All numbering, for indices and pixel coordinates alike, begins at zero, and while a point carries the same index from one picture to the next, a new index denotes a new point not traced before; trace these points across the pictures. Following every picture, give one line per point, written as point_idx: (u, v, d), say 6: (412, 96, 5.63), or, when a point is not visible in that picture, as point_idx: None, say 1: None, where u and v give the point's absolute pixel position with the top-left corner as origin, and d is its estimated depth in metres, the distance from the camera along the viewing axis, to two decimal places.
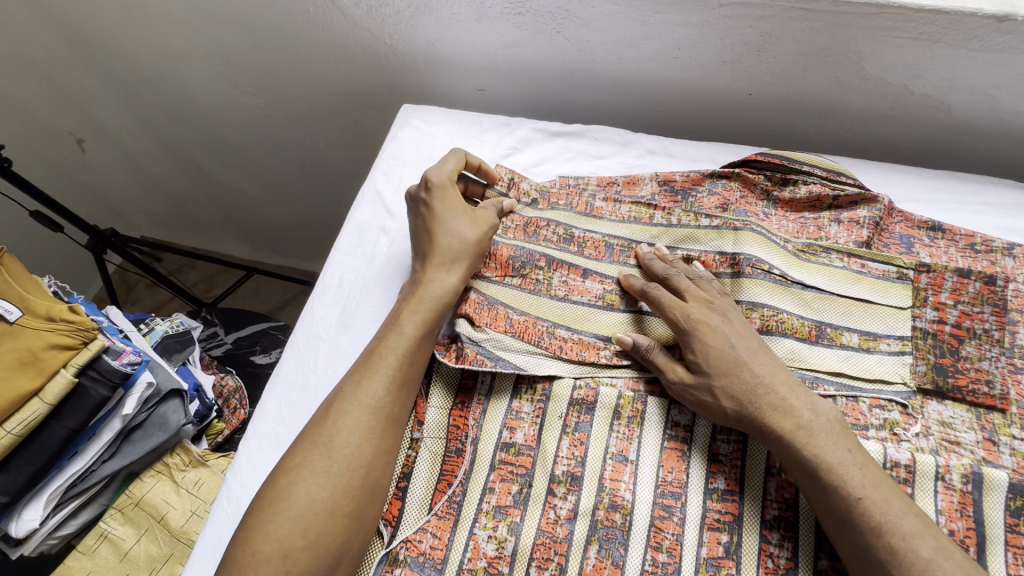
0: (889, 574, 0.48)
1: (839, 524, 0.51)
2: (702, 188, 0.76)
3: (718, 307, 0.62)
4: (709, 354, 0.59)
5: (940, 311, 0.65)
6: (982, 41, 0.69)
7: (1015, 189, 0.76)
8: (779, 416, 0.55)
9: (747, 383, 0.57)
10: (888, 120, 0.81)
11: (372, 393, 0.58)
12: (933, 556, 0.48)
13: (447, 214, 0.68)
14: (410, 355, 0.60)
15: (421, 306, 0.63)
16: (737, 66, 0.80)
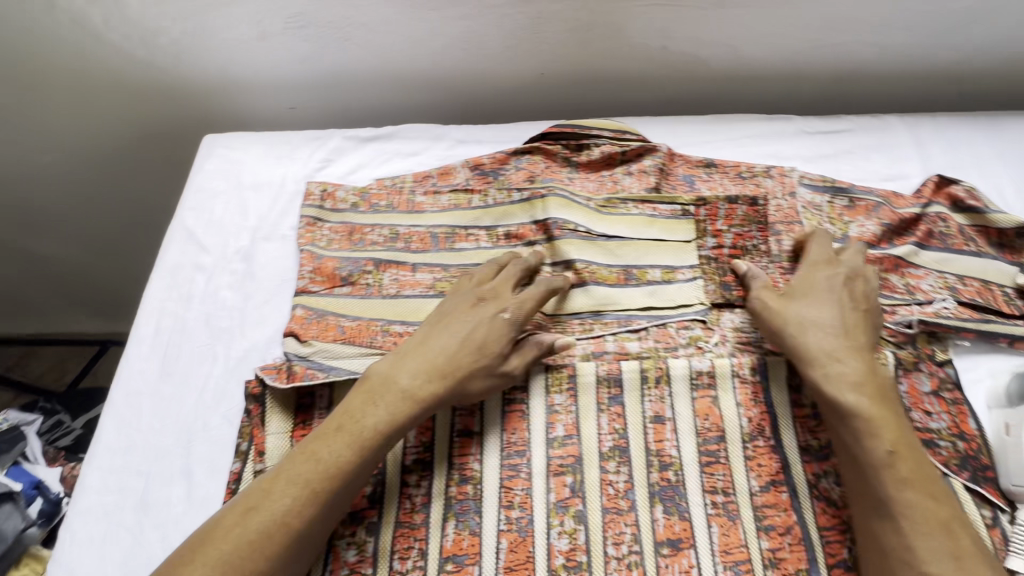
0: (904, 524, 0.51)
1: (865, 476, 0.54)
2: (509, 166, 0.81)
3: (849, 270, 0.66)
4: (812, 283, 0.65)
5: (719, 237, 0.75)
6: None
7: (768, 120, 0.87)
8: (820, 363, 0.59)
9: (818, 318, 0.61)
10: (659, 82, 0.91)
11: (292, 504, 0.52)
12: (951, 521, 0.51)
13: (478, 333, 0.62)
14: (349, 469, 0.54)
15: (381, 404, 0.57)
16: (520, 50, 0.86)
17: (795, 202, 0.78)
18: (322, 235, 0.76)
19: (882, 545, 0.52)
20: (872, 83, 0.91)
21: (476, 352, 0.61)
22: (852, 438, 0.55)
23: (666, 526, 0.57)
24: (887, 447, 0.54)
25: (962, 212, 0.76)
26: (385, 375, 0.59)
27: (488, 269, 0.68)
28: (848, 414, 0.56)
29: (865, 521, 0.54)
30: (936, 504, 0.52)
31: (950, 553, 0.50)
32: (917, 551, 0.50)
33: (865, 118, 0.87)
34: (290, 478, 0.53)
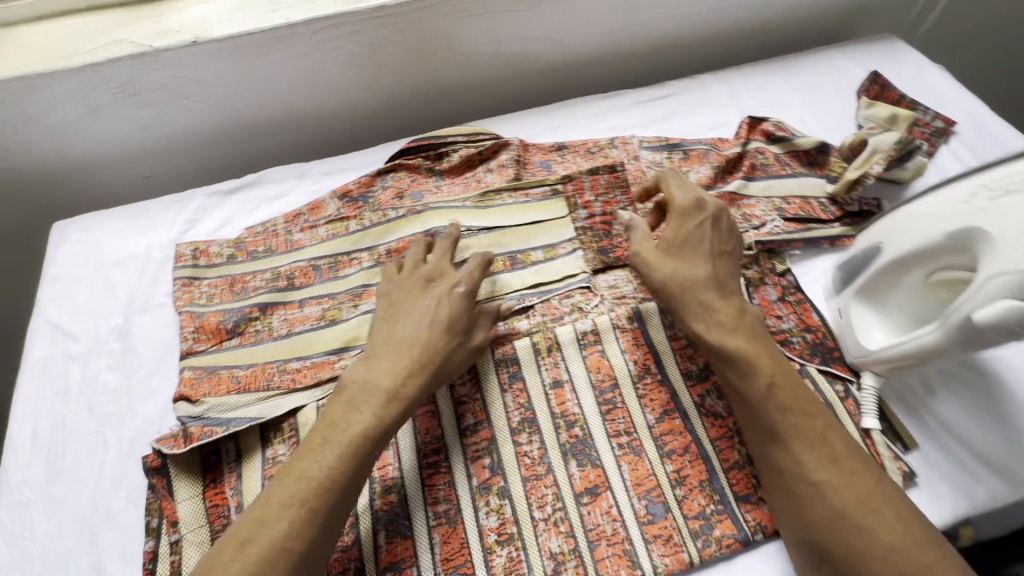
0: (789, 442, 0.55)
1: (750, 411, 0.58)
2: (376, 187, 0.84)
3: (714, 213, 0.69)
4: (683, 234, 0.68)
5: (590, 208, 0.81)
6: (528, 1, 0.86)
7: (603, 98, 0.97)
8: (702, 315, 0.63)
9: (691, 269, 0.65)
10: (502, 82, 0.98)
11: (290, 526, 0.51)
12: (828, 432, 0.56)
13: (439, 315, 0.63)
14: (344, 479, 0.54)
15: (364, 407, 0.57)
16: (363, 77, 0.89)
17: (640, 164, 0.86)
18: (201, 292, 0.75)
19: (776, 466, 0.56)
20: (685, 50, 1.02)
21: (447, 333, 0.63)
22: (736, 376, 0.59)
23: (582, 477, 0.62)
24: (765, 379, 0.58)
25: (776, 143, 0.88)
26: (361, 379, 0.59)
27: (419, 249, 0.71)
28: (727, 356, 0.60)
29: (760, 447, 0.57)
30: (811, 419, 0.56)
31: (827, 459, 0.54)
32: (806, 465, 0.54)
33: (684, 81, 0.99)
34: (283, 501, 0.52)
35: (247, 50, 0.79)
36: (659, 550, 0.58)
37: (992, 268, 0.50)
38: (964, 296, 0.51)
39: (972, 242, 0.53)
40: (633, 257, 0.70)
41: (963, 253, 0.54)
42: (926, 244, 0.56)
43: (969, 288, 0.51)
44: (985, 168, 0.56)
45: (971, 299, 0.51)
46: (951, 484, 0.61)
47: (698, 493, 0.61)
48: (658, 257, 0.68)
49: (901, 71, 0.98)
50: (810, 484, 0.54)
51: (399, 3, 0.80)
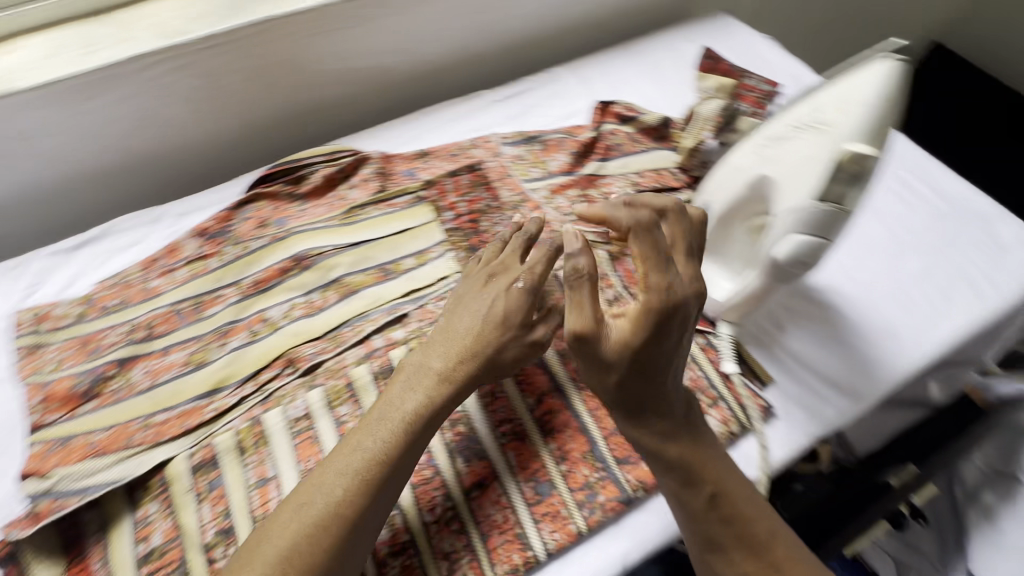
0: (730, 552, 0.52)
1: (691, 520, 0.53)
2: (235, 220, 0.81)
3: (687, 318, 0.52)
4: (645, 350, 0.51)
5: (455, 209, 0.82)
6: (368, 15, 0.86)
7: (462, 101, 0.99)
8: (650, 426, 0.54)
9: (652, 382, 0.53)
10: (361, 98, 0.98)
11: (344, 493, 0.52)
12: (771, 540, 0.52)
13: (497, 308, 0.61)
14: (398, 453, 0.55)
15: (418, 389, 0.58)
16: (208, 110, 0.86)
17: (502, 160, 0.88)
18: (49, 357, 0.70)
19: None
20: (538, 46, 1.06)
21: (499, 327, 0.61)
22: (676, 487, 0.54)
23: (470, 472, 0.62)
24: (707, 492, 0.53)
25: (626, 122, 0.93)
26: (418, 362, 0.60)
27: (493, 248, 0.68)
28: (666, 465, 0.54)
29: (700, 553, 0.54)
30: (749, 529, 0.52)
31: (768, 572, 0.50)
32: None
33: (539, 77, 1.03)
34: (339, 470, 0.53)
35: (67, 96, 0.75)
36: (548, 527, 0.59)
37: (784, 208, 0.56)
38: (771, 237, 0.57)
39: (768, 190, 0.59)
40: (583, 349, 0.52)
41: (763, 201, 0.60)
42: (735, 199, 0.62)
43: (773, 230, 0.57)
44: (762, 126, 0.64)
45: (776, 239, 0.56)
46: (796, 425, 0.66)
47: (582, 464, 0.63)
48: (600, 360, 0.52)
49: (732, 44, 1.07)
50: None
51: (227, 31, 0.79)
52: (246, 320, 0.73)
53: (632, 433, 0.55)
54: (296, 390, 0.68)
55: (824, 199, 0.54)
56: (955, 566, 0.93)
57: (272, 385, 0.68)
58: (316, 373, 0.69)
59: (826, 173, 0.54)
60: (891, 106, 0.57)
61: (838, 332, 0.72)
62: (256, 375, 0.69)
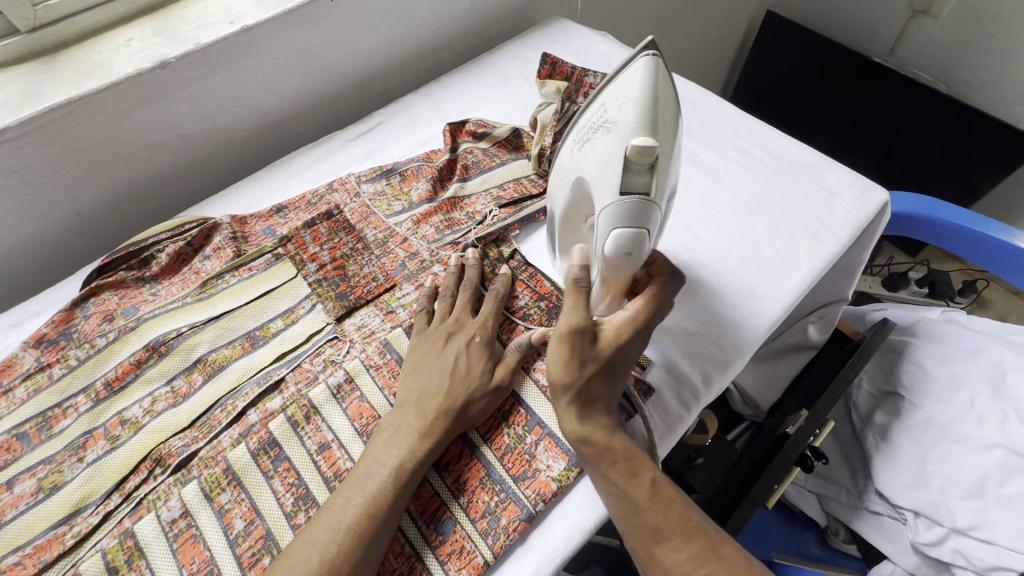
0: (672, 537, 0.53)
1: (634, 512, 0.54)
2: (77, 319, 0.75)
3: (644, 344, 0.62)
4: (618, 355, 0.59)
5: (318, 258, 0.80)
6: (187, 79, 0.82)
7: (315, 147, 0.96)
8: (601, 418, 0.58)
9: (610, 383, 0.60)
10: (206, 162, 0.93)
11: (338, 548, 0.54)
12: (703, 523, 0.54)
13: (460, 364, 0.66)
14: (386, 502, 0.57)
15: (401, 443, 0.61)
16: (26, 206, 0.79)
17: (362, 199, 0.87)
18: None
19: (663, 566, 0.53)
20: (385, 77, 1.06)
21: (464, 379, 0.65)
22: (621, 479, 0.55)
23: None
24: (647, 480, 0.55)
25: (480, 139, 0.94)
26: (395, 421, 0.63)
27: (442, 305, 0.73)
28: (609, 456, 0.56)
29: (645, 548, 0.54)
30: (685, 513, 0.54)
31: (705, 552, 0.52)
32: (695, 561, 0.51)
33: (390, 108, 1.02)
34: (330, 527, 0.55)
35: None
36: (455, 566, 0.58)
37: (598, 211, 0.58)
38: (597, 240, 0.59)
39: (588, 193, 0.61)
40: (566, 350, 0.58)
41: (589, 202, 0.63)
42: (571, 200, 0.65)
43: (597, 232, 0.59)
44: (574, 129, 0.65)
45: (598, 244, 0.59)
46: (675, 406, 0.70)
47: (480, 491, 0.62)
48: (579, 358, 0.58)
49: (572, 45, 1.11)
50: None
51: (25, 121, 0.72)
52: (103, 427, 0.67)
53: (579, 431, 0.57)
54: (169, 488, 0.63)
55: (625, 194, 0.55)
56: (867, 490, 0.98)
57: (141, 491, 0.63)
58: (190, 465, 0.64)
59: (618, 170, 0.55)
60: (665, 85, 0.57)
61: (696, 307, 0.76)
62: (121, 485, 0.63)
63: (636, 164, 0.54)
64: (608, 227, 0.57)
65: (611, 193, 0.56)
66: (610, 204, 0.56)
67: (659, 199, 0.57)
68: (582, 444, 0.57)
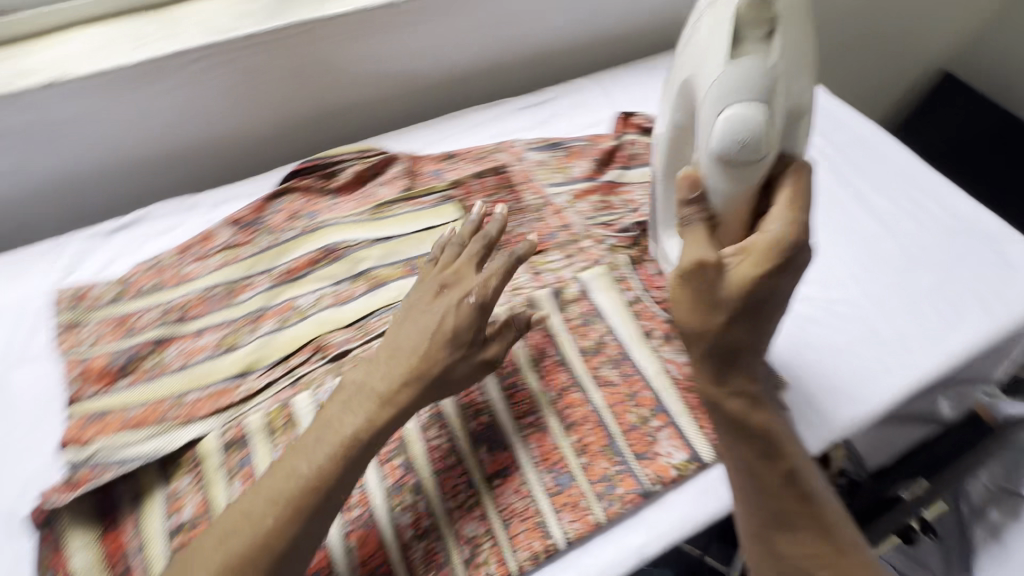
0: (797, 531, 0.52)
1: (763, 495, 0.53)
2: (267, 211, 0.84)
3: (787, 275, 0.53)
4: (755, 292, 0.52)
5: (480, 208, 0.85)
6: (400, 23, 0.90)
7: (488, 108, 1.02)
8: (739, 383, 0.54)
9: (747, 332, 0.53)
10: (392, 102, 1.01)
11: (274, 522, 0.52)
12: (837, 522, 0.53)
13: (445, 325, 0.60)
14: (334, 476, 0.54)
15: (359, 411, 0.57)
16: (246, 106, 0.89)
17: (526, 164, 0.91)
18: (88, 335, 0.72)
19: (776, 552, 0.53)
20: (562, 57, 1.10)
21: (445, 343, 0.60)
22: (755, 458, 0.53)
23: (493, 460, 0.64)
24: (786, 467, 0.53)
25: (646, 133, 0.96)
26: (361, 381, 0.59)
27: (449, 253, 0.67)
28: (739, 427, 0.54)
29: (761, 530, 0.54)
30: (820, 511, 0.52)
31: (830, 555, 0.51)
32: (818, 557, 0.51)
33: (563, 87, 1.06)
34: (270, 496, 0.53)
35: (116, 87, 0.78)
36: (568, 517, 0.61)
37: (702, 92, 0.58)
38: (705, 130, 0.59)
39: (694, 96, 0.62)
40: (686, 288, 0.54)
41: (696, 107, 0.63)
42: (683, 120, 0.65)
43: (704, 128, 0.59)
44: (671, 82, 0.66)
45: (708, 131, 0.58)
46: (834, 412, 0.70)
47: (601, 458, 0.64)
48: (704, 301, 0.53)
49: None
50: None
51: (270, 30, 0.82)
52: (276, 307, 0.75)
53: (713, 395, 0.55)
54: (323, 376, 0.69)
55: (737, 57, 0.56)
56: None
57: (301, 369, 0.70)
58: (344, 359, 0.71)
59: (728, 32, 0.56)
60: None
61: (851, 339, 0.75)
62: (285, 360, 0.71)
63: (749, 21, 0.55)
64: (716, 112, 0.57)
65: (719, 60, 0.56)
66: (717, 74, 0.56)
67: (777, 76, 0.56)
68: (714, 408, 0.55)
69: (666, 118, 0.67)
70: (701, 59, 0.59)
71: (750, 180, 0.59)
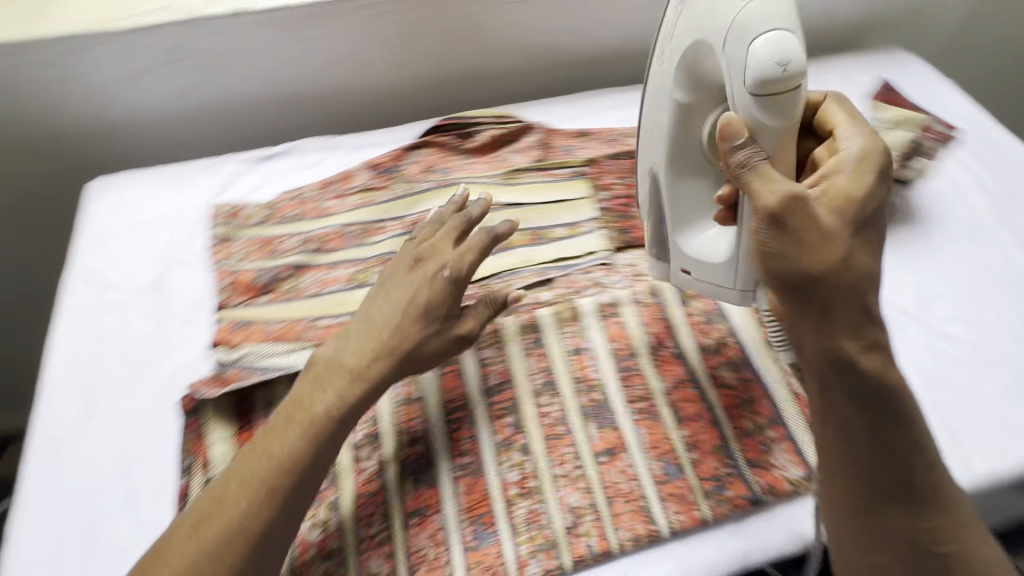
0: (921, 503, 0.51)
1: (887, 471, 0.51)
2: (405, 161, 0.87)
3: (878, 202, 0.53)
4: (862, 212, 0.51)
5: (612, 190, 0.85)
6: None
7: (624, 92, 1.01)
8: (863, 334, 0.49)
9: (868, 263, 0.49)
10: (533, 75, 1.00)
11: (246, 508, 0.52)
12: (952, 490, 0.52)
13: (421, 295, 0.61)
14: (305, 459, 0.54)
15: (328, 389, 0.58)
16: (396, 59, 0.91)
17: None
18: (237, 250, 0.78)
19: (891, 525, 0.51)
20: None
21: (420, 317, 0.61)
22: (877, 425, 0.50)
23: (602, 438, 0.64)
24: (910, 434, 0.50)
25: None
26: (330, 358, 0.60)
27: (428, 228, 0.68)
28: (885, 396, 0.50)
29: (878, 506, 0.51)
30: (941, 481, 0.52)
31: (949, 525, 0.51)
32: (939, 533, 0.51)
33: None
34: (243, 480, 0.54)
35: (290, 23, 0.84)
36: (673, 507, 0.60)
37: (720, 41, 0.55)
38: (734, 70, 0.54)
39: (709, 57, 0.57)
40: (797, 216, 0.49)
41: (705, 72, 0.59)
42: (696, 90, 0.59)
43: (732, 78, 0.55)
44: (654, 95, 0.64)
45: (738, 69, 0.54)
46: (968, 452, 0.65)
47: (711, 456, 0.63)
48: (821, 226, 0.49)
49: (909, 80, 1.02)
50: (935, 553, 0.51)
51: None
52: None
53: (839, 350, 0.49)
54: None
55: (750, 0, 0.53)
56: None
57: None
58: None
59: None
60: None
61: (1006, 381, 0.69)
62: None
63: None
64: (745, 57, 0.53)
65: (733, 3, 0.54)
66: (735, 19, 0.53)
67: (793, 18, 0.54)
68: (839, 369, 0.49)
69: (665, 105, 0.62)
70: (708, 11, 0.56)
71: (794, 114, 0.55)
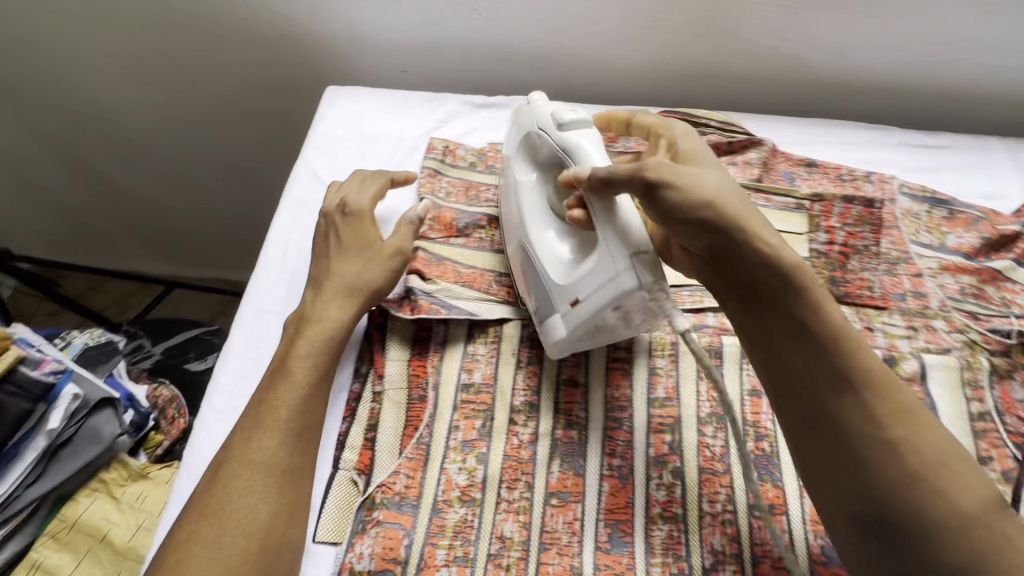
0: (859, 391, 0.49)
1: (810, 359, 0.51)
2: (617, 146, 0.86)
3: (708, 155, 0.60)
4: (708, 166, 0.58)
5: (831, 233, 0.77)
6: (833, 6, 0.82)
7: (866, 128, 0.90)
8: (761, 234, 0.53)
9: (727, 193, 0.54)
10: (765, 84, 0.93)
11: (264, 449, 0.55)
12: (892, 376, 0.50)
13: (348, 243, 0.68)
14: (304, 396, 0.58)
15: (304, 333, 0.62)
16: (638, 37, 0.88)
17: (896, 209, 0.79)
18: (441, 187, 0.80)
19: (832, 420, 0.50)
20: (973, 105, 0.93)
21: (354, 253, 0.67)
22: (786, 326, 0.52)
23: (760, 490, 0.60)
24: (821, 323, 0.51)
25: None
26: (304, 312, 0.64)
27: (348, 185, 0.73)
28: (799, 290, 0.52)
29: (815, 406, 0.51)
30: (869, 360, 0.50)
31: (898, 409, 0.49)
32: (878, 417, 0.48)
33: (964, 137, 0.89)
34: (255, 425, 0.56)
35: None
36: None
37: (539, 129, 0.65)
38: (547, 134, 0.64)
39: (536, 143, 0.67)
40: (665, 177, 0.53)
41: (542, 160, 0.67)
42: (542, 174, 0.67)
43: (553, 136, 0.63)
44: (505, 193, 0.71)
45: (549, 130, 0.63)
46: None
47: None
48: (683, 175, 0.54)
49: None
50: (887, 443, 0.48)
51: None
52: None
53: (743, 259, 0.53)
54: None
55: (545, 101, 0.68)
56: None
57: None
58: None
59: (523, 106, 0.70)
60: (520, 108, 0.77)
61: None
62: None
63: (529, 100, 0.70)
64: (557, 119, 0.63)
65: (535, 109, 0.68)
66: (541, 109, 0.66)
67: None
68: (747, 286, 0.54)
69: (515, 191, 0.68)
70: (522, 116, 0.69)
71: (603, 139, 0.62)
